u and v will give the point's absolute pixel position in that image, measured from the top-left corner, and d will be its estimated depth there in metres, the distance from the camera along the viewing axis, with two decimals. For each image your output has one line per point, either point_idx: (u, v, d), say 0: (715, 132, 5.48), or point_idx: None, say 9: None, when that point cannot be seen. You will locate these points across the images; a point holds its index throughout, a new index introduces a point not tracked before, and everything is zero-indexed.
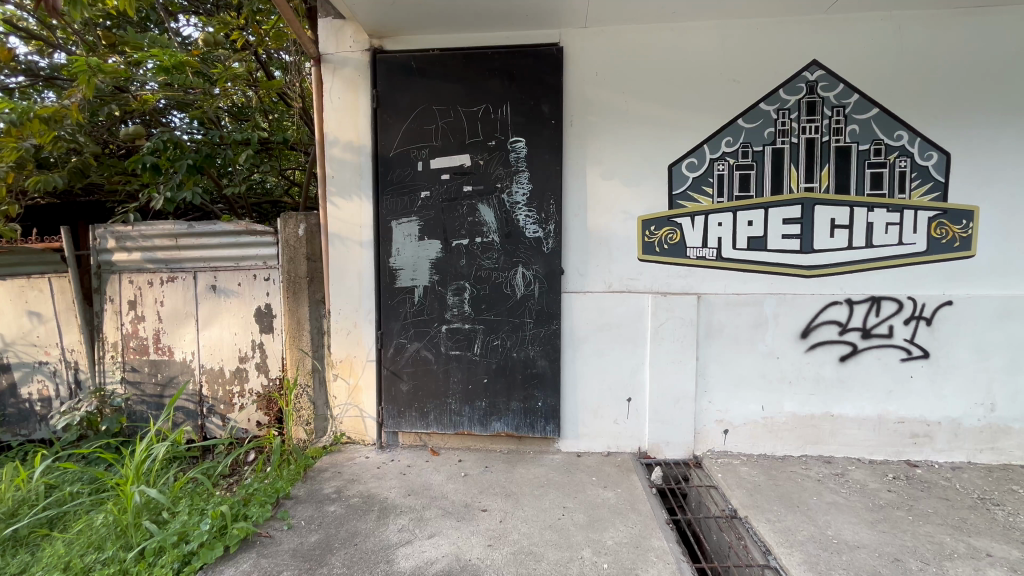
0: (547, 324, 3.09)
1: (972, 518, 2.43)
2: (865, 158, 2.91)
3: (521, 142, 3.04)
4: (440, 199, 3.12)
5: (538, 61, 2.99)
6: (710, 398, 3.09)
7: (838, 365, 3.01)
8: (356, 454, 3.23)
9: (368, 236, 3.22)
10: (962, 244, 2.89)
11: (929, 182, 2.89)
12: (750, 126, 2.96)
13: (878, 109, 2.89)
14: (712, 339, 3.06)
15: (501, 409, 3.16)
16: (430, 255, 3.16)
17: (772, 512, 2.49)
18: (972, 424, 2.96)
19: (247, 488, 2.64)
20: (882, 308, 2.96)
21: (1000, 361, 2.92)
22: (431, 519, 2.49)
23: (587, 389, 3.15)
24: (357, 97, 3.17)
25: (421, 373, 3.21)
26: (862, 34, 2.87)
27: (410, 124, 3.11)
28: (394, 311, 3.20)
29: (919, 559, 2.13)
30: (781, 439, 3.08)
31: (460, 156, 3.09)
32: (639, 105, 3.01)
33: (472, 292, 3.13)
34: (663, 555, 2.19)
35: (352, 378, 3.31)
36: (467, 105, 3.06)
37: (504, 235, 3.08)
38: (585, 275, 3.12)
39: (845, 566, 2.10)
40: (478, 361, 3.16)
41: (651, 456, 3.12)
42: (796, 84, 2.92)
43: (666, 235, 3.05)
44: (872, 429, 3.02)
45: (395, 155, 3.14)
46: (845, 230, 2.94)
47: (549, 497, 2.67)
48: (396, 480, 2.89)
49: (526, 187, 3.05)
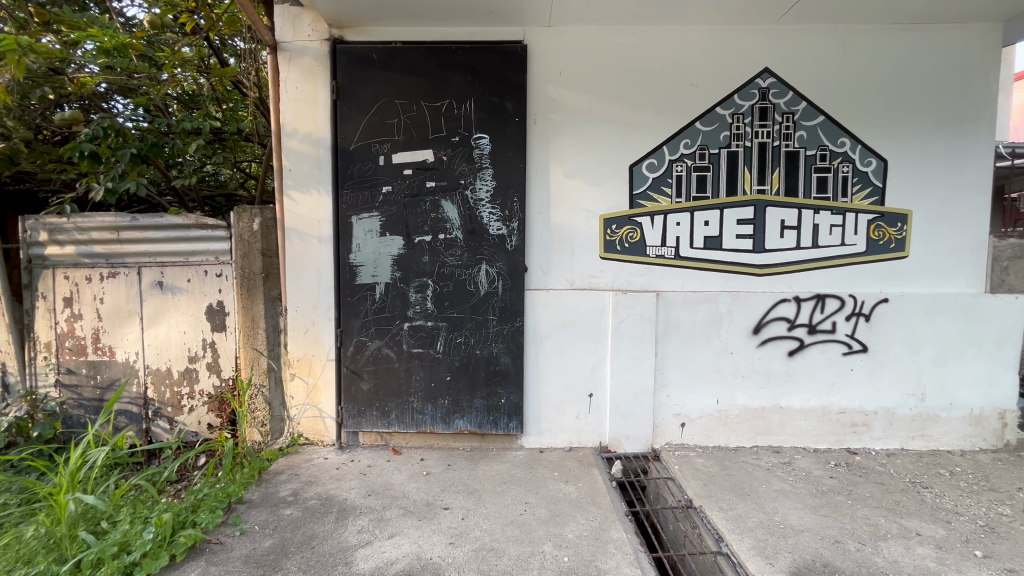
0: (510, 321, 3.10)
1: (903, 501, 2.61)
2: (812, 163, 3.06)
3: (485, 139, 3.03)
4: (402, 195, 3.07)
5: (502, 58, 2.99)
6: (668, 392, 3.18)
7: (787, 359, 3.16)
8: (314, 456, 3.14)
9: (328, 231, 3.14)
10: (897, 245, 3.10)
11: (868, 187, 3.07)
12: (707, 129, 3.06)
13: (824, 116, 3.05)
14: (670, 335, 3.15)
15: (464, 407, 3.15)
16: (391, 251, 3.11)
17: (725, 501, 2.58)
18: (905, 412, 3.18)
19: (194, 495, 2.51)
20: (826, 305, 3.12)
21: (930, 354, 3.14)
22: (392, 518, 2.46)
23: (549, 385, 3.18)
24: (315, 88, 3.08)
25: (383, 372, 3.16)
26: (810, 44, 3.03)
27: (371, 117, 3.04)
28: (354, 308, 3.13)
29: (857, 540, 2.27)
30: (734, 430, 3.20)
31: (423, 151, 3.05)
32: (602, 105, 3.06)
33: (435, 289, 3.11)
34: (622, 546, 2.24)
35: (310, 378, 3.22)
36: (430, 100, 3.03)
37: (467, 232, 3.07)
38: (548, 272, 3.14)
39: (790, 548, 2.21)
40: (441, 358, 3.13)
41: (612, 450, 3.19)
42: (749, 90, 3.04)
43: (626, 234, 3.11)
44: (817, 419, 3.19)
45: (355, 149, 3.06)
46: (794, 231, 3.09)
47: (510, 493, 2.69)
48: (356, 481, 2.83)
49: (489, 184, 3.05)
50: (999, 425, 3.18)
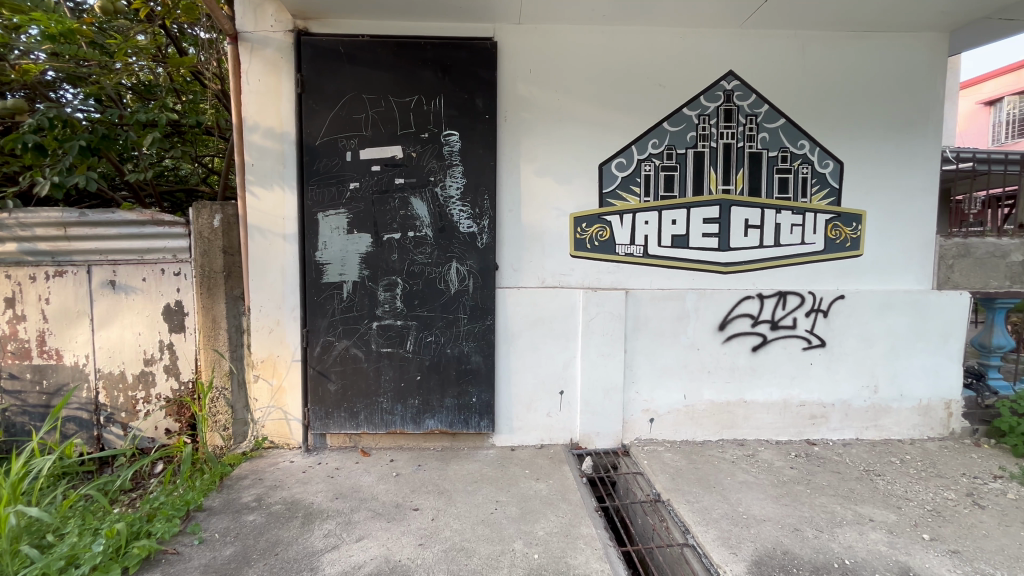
0: (481, 320, 3.09)
1: (858, 489, 2.72)
2: (773, 164, 3.16)
3: (455, 136, 3.00)
4: (369, 191, 3.02)
5: (472, 55, 2.97)
6: (637, 388, 3.23)
7: (750, 355, 3.25)
8: (280, 459, 3.05)
9: (293, 229, 3.05)
10: (852, 244, 3.23)
11: (826, 188, 3.19)
12: (674, 129, 3.12)
13: (784, 119, 3.15)
14: (639, 332, 3.19)
15: (434, 406, 3.12)
16: (359, 249, 3.04)
17: (691, 494, 2.64)
18: (860, 404, 3.32)
19: (150, 504, 2.39)
20: (787, 302, 3.23)
21: (883, 348, 3.29)
22: (360, 521, 2.41)
23: (520, 383, 3.18)
24: (279, 81, 2.98)
25: (350, 372, 3.09)
26: (772, 49, 3.12)
27: (337, 112, 2.97)
28: (321, 308, 3.06)
29: (815, 527, 2.36)
30: (700, 424, 3.28)
31: (392, 147, 3.00)
32: (571, 104, 3.07)
33: (404, 288, 3.06)
34: (591, 542, 2.26)
35: (275, 380, 3.13)
36: (398, 96, 2.98)
37: (437, 230, 3.04)
38: (518, 270, 3.14)
39: (752, 537, 2.28)
40: (410, 358, 3.10)
41: (583, 447, 3.22)
42: (714, 92, 3.11)
43: (596, 232, 3.14)
44: (779, 412, 3.30)
45: (321, 145, 2.99)
46: (757, 230, 3.18)
47: (481, 492, 2.67)
48: (323, 484, 2.76)
49: (459, 181, 3.02)
50: (945, 414, 3.36)
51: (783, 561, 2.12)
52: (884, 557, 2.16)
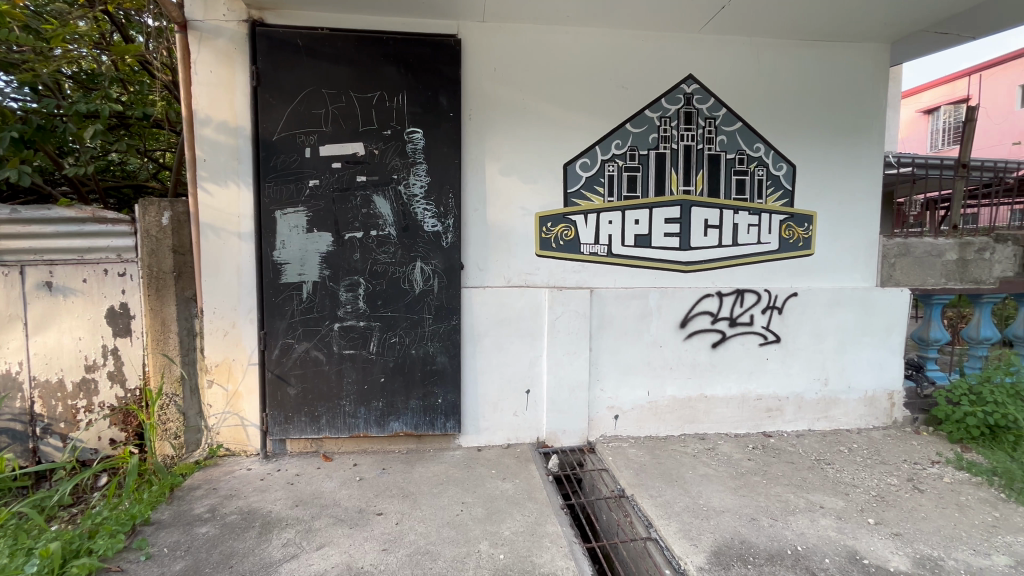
0: (446, 320, 3.05)
1: (810, 477, 2.85)
2: (731, 166, 3.26)
3: (418, 133, 2.96)
4: (330, 188, 2.93)
5: (436, 52, 2.93)
6: (602, 386, 3.27)
7: (710, 351, 3.35)
8: (236, 467, 2.93)
9: (249, 227, 2.94)
10: (804, 244, 3.38)
11: (780, 190, 3.32)
12: (636, 130, 3.17)
13: (741, 123, 3.26)
14: (604, 330, 3.23)
15: (399, 408, 3.07)
16: (319, 248, 2.96)
17: (654, 488, 2.69)
18: (812, 396, 3.47)
19: (91, 519, 2.24)
20: (745, 299, 3.34)
21: (833, 342, 3.45)
22: (321, 528, 2.34)
23: (487, 383, 3.17)
24: (232, 73, 2.86)
25: (311, 375, 3.00)
26: (729, 54, 3.22)
27: (296, 107, 2.87)
28: (279, 309, 2.96)
29: (770, 516, 2.45)
30: (663, 420, 3.35)
31: (353, 144, 2.93)
32: (536, 104, 3.08)
33: (367, 288, 3.00)
34: (556, 539, 2.27)
35: (230, 384, 3.00)
36: (359, 91, 2.91)
37: (401, 229, 2.99)
38: (484, 270, 3.13)
39: (712, 529, 2.35)
40: (374, 360, 3.03)
41: (549, 445, 3.24)
42: (675, 95, 3.19)
43: (561, 232, 3.16)
44: (737, 406, 3.41)
45: (278, 140, 2.88)
46: (716, 230, 3.28)
47: (446, 494, 2.65)
48: (282, 491, 2.67)
49: (423, 180, 2.98)
50: (888, 404, 3.56)
51: (740, 551, 2.19)
52: (833, 542, 2.26)
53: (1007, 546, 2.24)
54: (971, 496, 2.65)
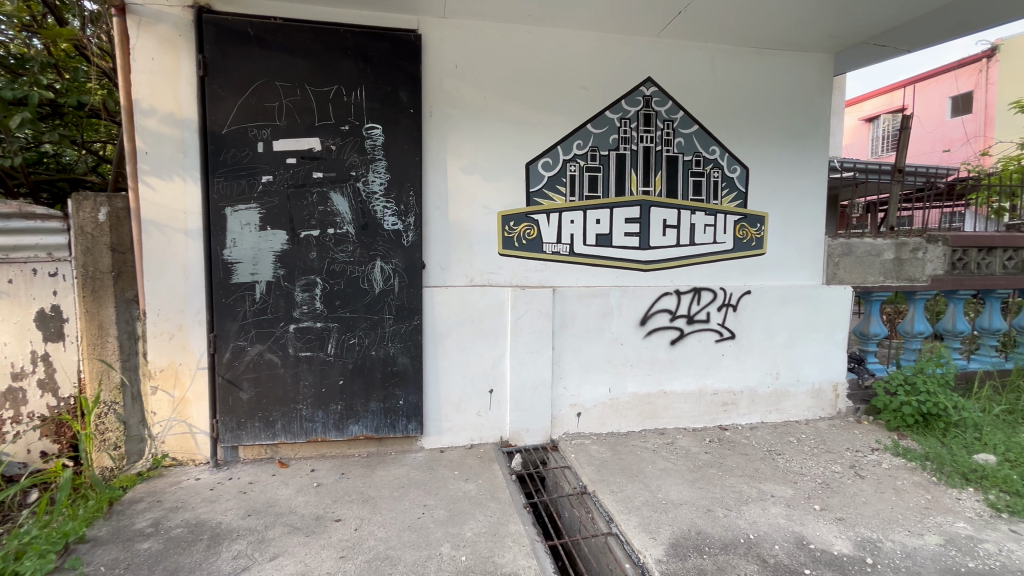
0: (407, 320, 3.00)
1: (762, 468, 2.97)
2: (688, 167, 3.35)
3: (378, 129, 2.89)
4: (284, 185, 2.83)
5: (396, 46, 2.87)
6: (565, 383, 3.30)
7: (669, 347, 3.43)
8: (183, 477, 2.78)
9: (196, 225, 2.79)
10: (757, 244, 3.52)
11: (734, 191, 3.44)
12: (597, 131, 3.21)
13: (697, 126, 3.35)
14: (566, 329, 3.26)
15: (359, 411, 3.00)
16: (273, 246, 2.85)
17: (615, 484, 2.73)
18: (764, 390, 3.62)
19: (17, 539, 2.05)
20: (701, 297, 3.44)
21: (783, 338, 3.61)
22: (275, 538, 2.25)
23: (449, 383, 3.13)
24: (177, 61, 2.71)
25: (265, 379, 2.88)
26: (686, 59, 3.31)
27: (247, 99, 2.75)
28: (230, 311, 2.83)
29: (725, 507, 2.53)
30: (624, 416, 3.42)
31: (309, 140, 2.83)
32: (498, 103, 3.07)
33: (324, 288, 2.91)
34: (519, 539, 2.27)
35: (177, 391, 2.84)
36: (316, 84, 2.81)
37: (360, 227, 2.91)
38: (446, 270, 3.09)
39: (670, 521, 2.41)
40: (332, 361, 2.95)
41: (512, 444, 3.23)
42: (635, 97, 3.25)
43: (524, 231, 3.17)
44: (695, 401, 3.51)
45: (228, 133, 2.75)
46: (674, 230, 3.36)
47: (407, 498, 2.60)
48: (234, 501, 2.55)
49: (383, 177, 2.92)
50: (833, 396, 3.75)
51: (696, 542, 2.25)
52: (783, 529, 2.36)
53: (938, 526, 2.40)
54: (906, 480, 2.83)
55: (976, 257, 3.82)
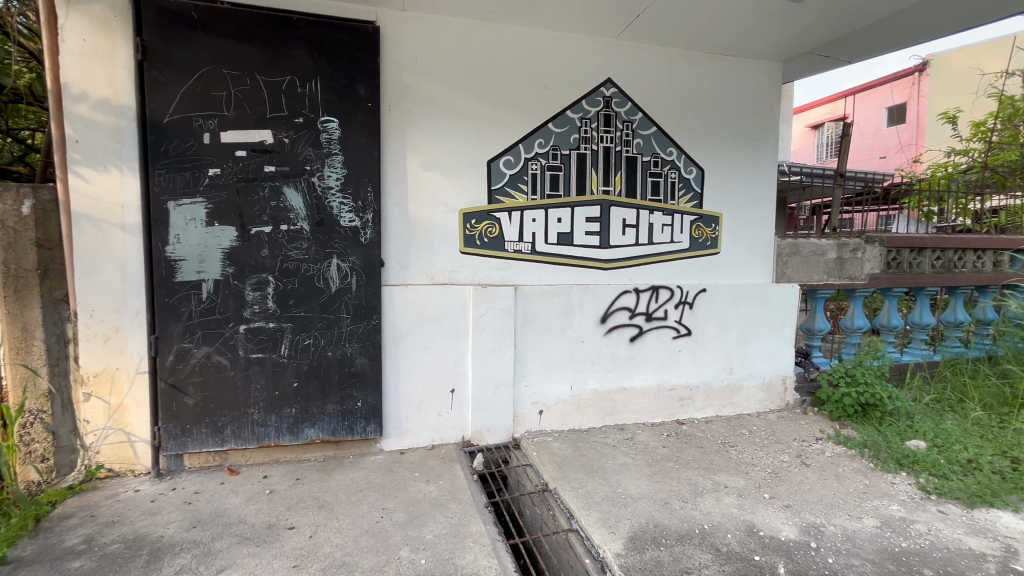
0: (365, 319, 2.92)
1: (716, 460, 3.07)
2: (647, 168, 3.43)
3: (334, 123, 2.80)
4: (233, 178, 2.69)
5: (353, 38, 2.79)
6: (527, 382, 3.30)
7: (629, 345, 3.49)
8: (120, 489, 2.60)
9: (135, 219, 2.62)
10: (711, 243, 3.64)
11: (690, 192, 3.54)
12: (558, 130, 3.23)
13: (655, 127, 3.43)
14: (528, 327, 3.26)
15: (315, 414, 2.90)
16: (221, 243, 2.70)
17: (576, 481, 2.76)
18: (718, 384, 3.75)
19: None
20: (659, 295, 3.52)
21: (736, 334, 3.74)
22: (222, 550, 2.14)
23: (410, 383, 3.08)
24: (113, 44, 2.52)
25: (213, 382, 2.74)
26: (644, 62, 3.38)
27: (191, 87, 2.60)
28: (174, 311, 2.67)
29: (681, 499, 2.60)
30: (586, 413, 3.46)
31: (260, 132, 2.71)
32: (459, 99, 3.03)
33: (276, 287, 2.79)
34: (480, 539, 2.26)
35: (113, 397, 2.66)
36: (267, 74, 2.69)
37: (315, 224, 2.81)
38: (406, 268, 3.03)
39: (629, 515, 2.45)
40: (286, 363, 2.83)
41: (475, 444, 3.21)
42: (595, 97, 3.29)
43: (485, 229, 3.15)
44: (653, 397, 3.60)
45: (171, 123, 2.59)
46: (633, 229, 3.43)
47: (366, 501, 2.53)
48: (178, 513, 2.40)
49: (339, 172, 2.82)
50: (782, 389, 3.93)
51: (654, 534, 2.30)
52: (735, 518, 2.45)
53: (875, 509, 2.55)
54: (847, 467, 3.00)
55: (908, 257, 4.10)
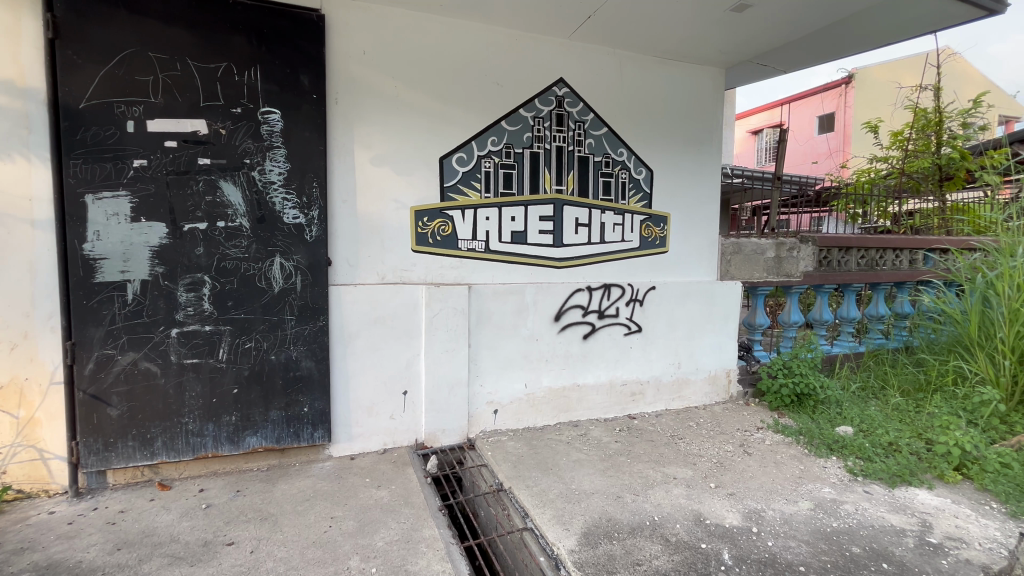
0: (311, 321, 2.79)
1: (665, 452, 3.17)
2: (599, 168, 3.48)
3: (276, 114, 2.65)
4: (162, 171, 2.49)
5: (296, 25, 2.65)
6: (482, 381, 3.28)
7: (582, 342, 3.54)
8: (32, 512, 2.35)
9: (46, 213, 2.37)
10: (660, 242, 3.75)
11: (640, 192, 3.63)
12: (511, 129, 3.22)
13: (607, 128, 3.49)
14: (483, 326, 3.23)
15: (257, 421, 2.74)
16: (149, 241, 2.50)
17: (530, 479, 2.77)
18: (667, 379, 3.87)
19: None
20: (611, 293, 3.60)
21: (684, 330, 3.88)
22: (152, 572, 1.98)
23: (360, 386, 2.97)
24: (18, 19, 2.27)
25: (140, 392, 2.53)
26: (595, 63, 3.43)
27: (113, 70, 2.38)
28: (94, 314, 2.44)
29: (633, 492, 2.67)
30: (540, 411, 3.48)
31: (193, 121, 2.53)
32: (410, 93, 2.96)
33: (213, 287, 2.61)
34: (433, 543, 2.21)
35: (23, 411, 2.40)
36: (200, 59, 2.51)
37: (256, 220, 2.66)
38: (355, 267, 2.92)
39: (582, 511, 2.48)
40: (224, 369, 2.66)
41: (428, 446, 3.15)
42: (548, 97, 3.30)
43: (438, 227, 3.09)
44: (606, 393, 3.66)
45: (89, 109, 2.36)
46: (586, 229, 3.48)
47: (313, 511, 2.42)
48: (100, 535, 2.20)
49: (282, 166, 2.68)
50: (727, 381, 4.12)
51: (607, 528, 2.34)
52: (684, 508, 2.53)
53: (809, 492, 2.71)
54: (785, 454, 3.18)
55: (837, 256, 4.39)
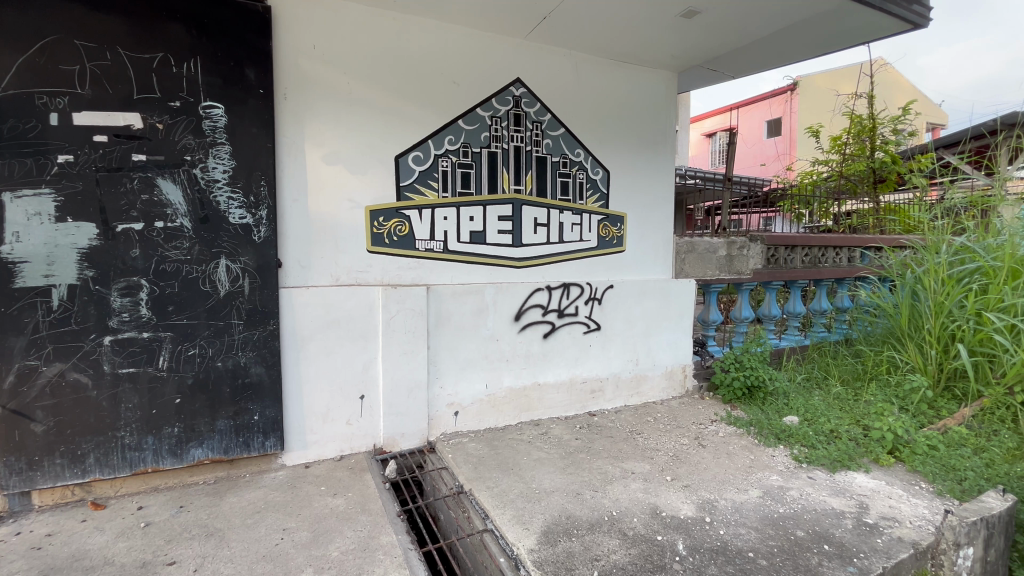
0: (260, 325, 2.68)
1: (624, 448, 3.23)
2: (556, 169, 3.51)
3: (219, 109, 2.53)
4: (91, 167, 2.33)
5: (239, 16, 2.53)
6: (442, 383, 3.24)
7: (543, 341, 3.56)
8: None
9: None
10: (617, 241, 3.83)
11: (597, 192, 3.69)
12: (468, 128, 3.20)
13: (564, 129, 3.53)
14: (442, 327, 3.19)
15: (202, 432, 2.61)
16: (77, 243, 2.33)
17: (491, 480, 2.76)
18: (626, 375, 3.95)
19: None
20: (570, 292, 3.63)
21: (641, 327, 3.97)
22: None
23: (314, 391, 2.87)
24: None
25: (69, 405, 2.35)
26: (551, 64, 3.45)
27: (32, 58, 2.20)
28: (14, 322, 2.25)
29: (592, 489, 2.70)
30: (502, 410, 3.47)
31: (126, 115, 2.37)
32: (363, 90, 2.88)
33: (151, 291, 2.46)
34: (390, 550, 2.16)
35: None
36: (133, 49, 2.35)
37: (198, 220, 2.52)
38: (307, 268, 2.82)
39: (542, 509, 2.49)
40: (165, 378, 2.51)
41: (387, 450, 3.09)
42: (505, 96, 3.30)
43: (394, 227, 3.03)
44: (566, 391, 3.70)
45: (5, 100, 2.17)
46: (545, 228, 3.50)
47: (264, 523, 2.32)
48: (22, 562, 2.03)
49: (226, 164, 2.56)
50: (682, 376, 4.24)
51: (566, 526, 2.36)
52: (641, 502, 2.58)
53: (758, 481, 2.83)
54: (736, 445, 3.30)
55: (784, 253, 4.60)
